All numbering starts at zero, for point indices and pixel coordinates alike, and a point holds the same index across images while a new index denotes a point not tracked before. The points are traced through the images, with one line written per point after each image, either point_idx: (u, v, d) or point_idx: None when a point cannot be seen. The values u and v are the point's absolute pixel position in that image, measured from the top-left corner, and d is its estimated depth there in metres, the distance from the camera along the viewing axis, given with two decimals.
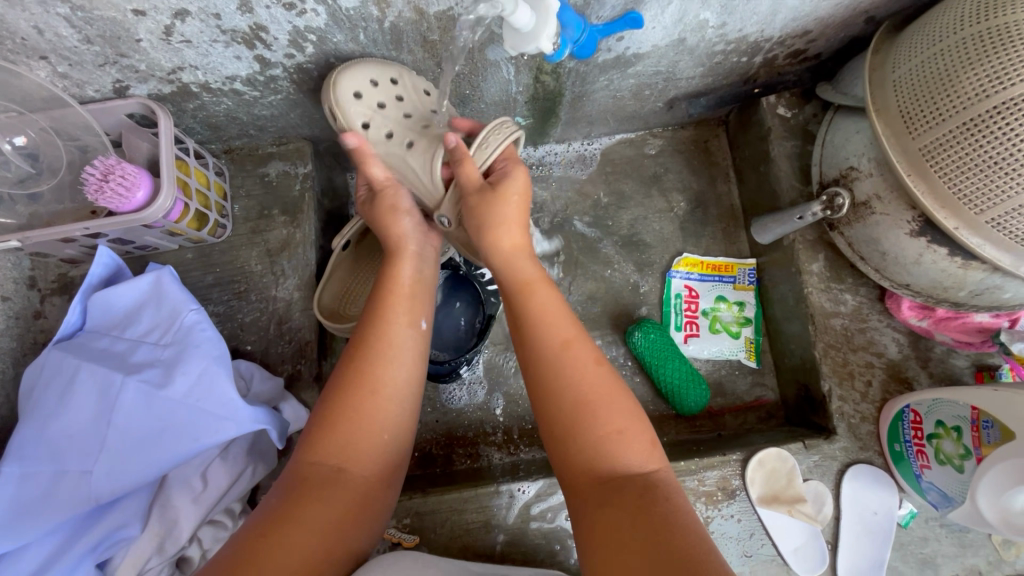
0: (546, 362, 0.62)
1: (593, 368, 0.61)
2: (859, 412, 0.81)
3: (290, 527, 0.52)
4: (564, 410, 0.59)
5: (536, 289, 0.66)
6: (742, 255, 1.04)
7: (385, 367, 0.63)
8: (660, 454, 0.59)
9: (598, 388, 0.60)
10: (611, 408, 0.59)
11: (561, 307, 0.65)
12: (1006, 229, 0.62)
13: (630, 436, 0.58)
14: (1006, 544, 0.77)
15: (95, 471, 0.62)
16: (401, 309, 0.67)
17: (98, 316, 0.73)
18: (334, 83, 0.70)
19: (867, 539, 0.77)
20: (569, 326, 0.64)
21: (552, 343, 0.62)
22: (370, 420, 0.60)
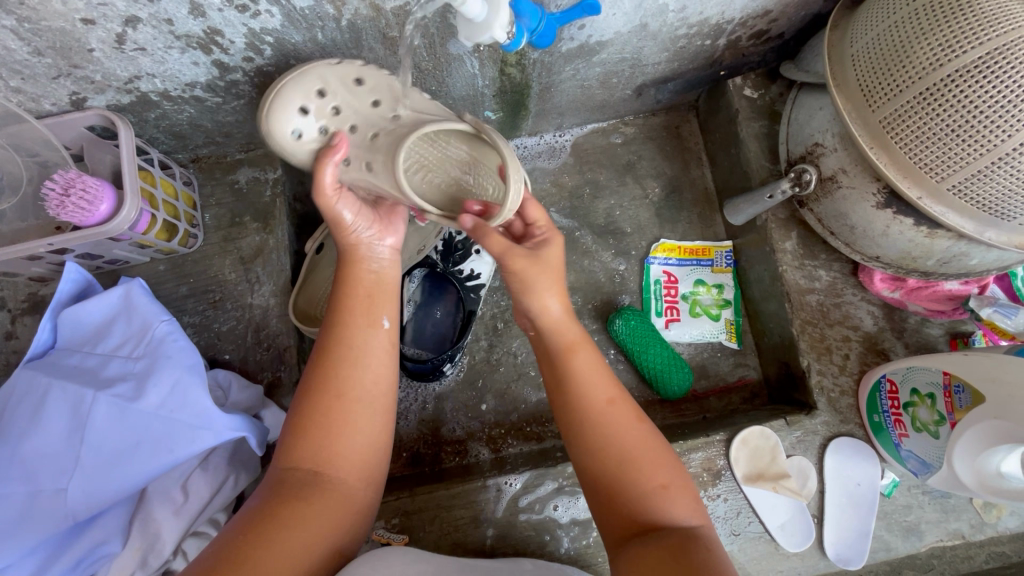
0: (590, 418, 0.60)
1: (636, 425, 0.60)
2: (838, 385, 0.82)
3: (285, 544, 0.52)
4: (609, 462, 0.58)
5: (577, 351, 0.63)
6: (718, 238, 1.05)
7: (350, 371, 0.62)
8: (703, 510, 0.58)
9: (643, 444, 0.59)
10: (656, 463, 0.58)
11: (604, 365, 0.64)
12: (966, 195, 0.63)
13: (675, 492, 0.58)
14: (987, 507, 0.79)
15: (70, 489, 0.61)
16: (361, 311, 0.65)
17: (70, 333, 0.72)
18: (268, 114, 0.64)
19: (852, 511, 0.78)
20: (612, 385, 0.63)
21: (598, 401, 0.61)
22: (343, 426, 0.60)
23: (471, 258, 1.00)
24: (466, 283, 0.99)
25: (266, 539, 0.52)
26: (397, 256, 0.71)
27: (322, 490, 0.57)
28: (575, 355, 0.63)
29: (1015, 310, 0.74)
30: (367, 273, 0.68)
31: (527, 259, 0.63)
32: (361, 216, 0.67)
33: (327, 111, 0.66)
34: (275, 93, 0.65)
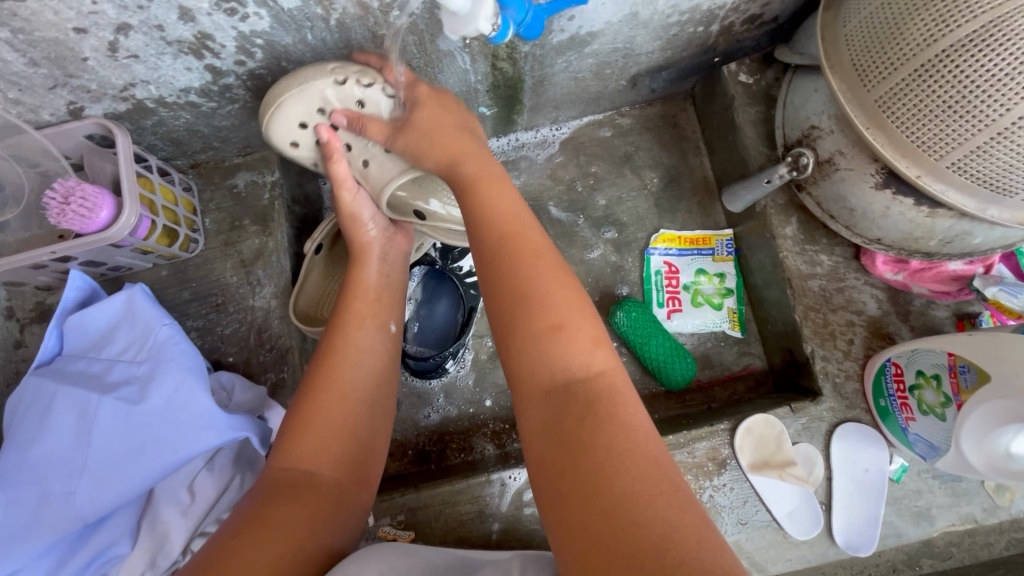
0: (489, 254, 0.59)
1: (535, 264, 0.57)
2: (843, 370, 0.81)
3: (272, 525, 0.53)
4: (507, 300, 0.57)
5: (484, 192, 0.62)
6: (719, 227, 1.04)
7: (350, 371, 0.65)
8: (609, 352, 0.54)
9: (546, 282, 0.56)
10: (552, 302, 0.55)
11: (515, 203, 0.62)
12: (966, 172, 0.62)
13: (572, 332, 0.54)
14: (1000, 490, 0.77)
15: (79, 491, 0.62)
16: (369, 315, 0.70)
17: (75, 339, 0.74)
18: (273, 122, 0.70)
19: (861, 497, 0.77)
20: (513, 222, 0.60)
21: (495, 236, 0.59)
22: (337, 421, 0.62)
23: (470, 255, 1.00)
24: (465, 280, 0.98)
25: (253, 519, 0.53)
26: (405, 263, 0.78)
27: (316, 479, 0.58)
28: (479, 190, 0.63)
29: (1020, 290, 0.74)
30: (373, 279, 0.73)
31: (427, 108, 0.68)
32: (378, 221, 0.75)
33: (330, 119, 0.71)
34: (293, 89, 0.69)
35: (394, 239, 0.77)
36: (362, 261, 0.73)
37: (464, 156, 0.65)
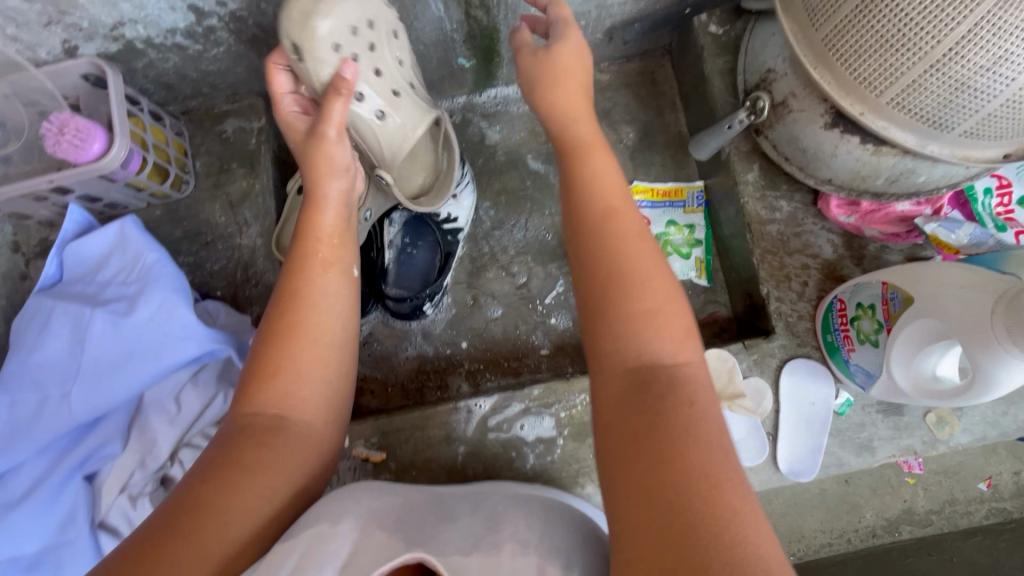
0: (592, 221, 0.60)
1: (635, 240, 0.58)
2: (796, 310, 0.85)
3: (237, 478, 0.51)
4: (602, 273, 0.57)
5: (590, 158, 0.65)
6: (690, 179, 1.07)
7: (313, 315, 0.62)
8: (695, 347, 0.54)
9: (642, 260, 0.57)
10: (648, 282, 0.55)
11: (619, 181, 0.64)
12: (905, 107, 0.65)
13: (664, 320, 0.54)
14: (940, 424, 0.80)
15: (74, 393, 0.69)
16: (327, 256, 0.66)
17: (75, 266, 0.80)
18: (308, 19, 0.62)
19: (805, 427, 0.81)
20: (619, 197, 0.62)
21: (602, 207, 0.61)
22: (305, 366, 0.59)
23: (449, 202, 1.02)
24: (443, 227, 1.03)
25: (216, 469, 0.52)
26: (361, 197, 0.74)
27: (272, 425, 0.56)
28: (588, 158, 0.65)
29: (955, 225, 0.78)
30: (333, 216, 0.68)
31: (581, 80, 0.70)
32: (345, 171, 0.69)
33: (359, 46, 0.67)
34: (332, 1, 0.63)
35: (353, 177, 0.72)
36: (317, 199, 0.67)
37: (583, 114, 0.68)
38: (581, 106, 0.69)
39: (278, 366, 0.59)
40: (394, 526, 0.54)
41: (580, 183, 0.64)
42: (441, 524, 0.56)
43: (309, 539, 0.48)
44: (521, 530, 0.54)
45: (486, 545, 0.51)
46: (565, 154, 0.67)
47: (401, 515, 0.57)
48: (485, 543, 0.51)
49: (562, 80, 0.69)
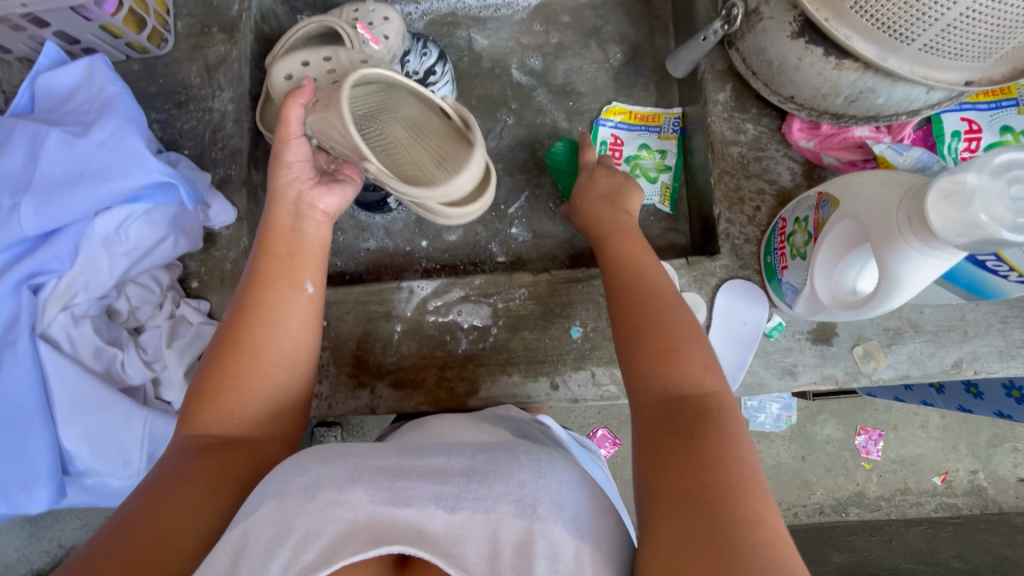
0: (626, 283, 0.66)
1: (673, 310, 0.61)
2: (744, 233, 0.85)
3: (178, 495, 0.52)
4: (627, 325, 0.62)
5: (618, 243, 0.73)
6: (670, 106, 1.06)
7: (264, 333, 0.62)
8: (722, 381, 0.56)
9: (678, 329, 0.59)
10: (688, 340, 0.58)
11: (645, 247, 0.71)
12: (868, 12, 0.63)
13: (685, 356, 0.57)
14: (866, 358, 0.81)
15: (24, 205, 0.71)
16: (284, 274, 0.66)
17: (43, 98, 0.80)
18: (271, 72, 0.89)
19: (732, 344, 0.83)
20: (648, 266, 0.68)
21: (619, 278, 0.67)
22: (249, 383, 0.60)
23: None
24: None
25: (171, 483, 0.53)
26: (328, 218, 0.71)
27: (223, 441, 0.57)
28: (615, 239, 0.74)
29: (905, 147, 0.72)
30: (288, 226, 0.68)
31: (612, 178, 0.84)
32: (302, 167, 0.71)
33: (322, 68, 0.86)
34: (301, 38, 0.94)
35: (324, 193, 0.70)
36: (275, 203, 0.69)
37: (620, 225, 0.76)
38: (603, 202, 0.81)
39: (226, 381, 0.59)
40: (379, 492, 0.48)
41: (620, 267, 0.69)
42: (434, 471, 0.51)
43: (252, 533, 0.46)
44: (518, 467, 0.50)
45: (477, 500, 0.48)
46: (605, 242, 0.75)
47: (394, 468, 0.51)
48: (473, 494, 0.48)
49: (596, 186, 0.84)
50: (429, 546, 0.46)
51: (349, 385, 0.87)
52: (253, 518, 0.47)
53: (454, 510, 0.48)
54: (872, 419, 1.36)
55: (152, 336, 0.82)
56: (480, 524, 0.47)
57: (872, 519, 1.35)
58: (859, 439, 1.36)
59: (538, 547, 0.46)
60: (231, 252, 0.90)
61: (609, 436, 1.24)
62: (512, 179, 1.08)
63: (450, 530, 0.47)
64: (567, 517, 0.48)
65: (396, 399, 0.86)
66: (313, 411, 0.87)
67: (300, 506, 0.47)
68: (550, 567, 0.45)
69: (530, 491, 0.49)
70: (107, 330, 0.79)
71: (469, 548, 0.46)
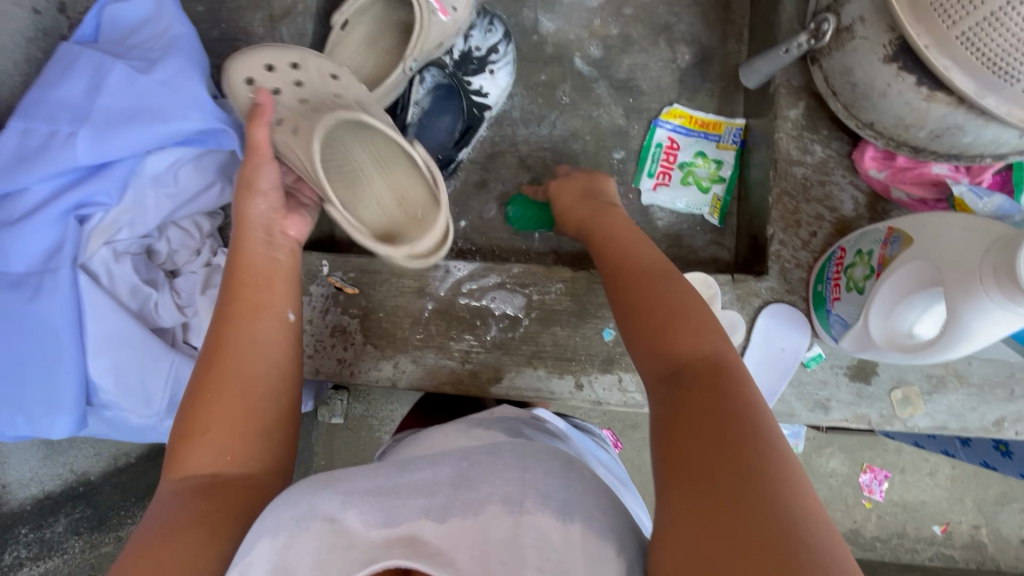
0: (614, 284, 0.63)
1: (666, 282, 0.59)
2: (796, 258, 0.82)
3: (182, 534, 0.49)
4: (631, 318, 0.58)
5: (607, 236, 0.71)
6: (733, 116, 1.02)
7: (243, 358, 0.61)
8: (729, 344, 0.53)
9: (683, 298, 0.57)
10: (683, 307, 0.56)
11: (638, 241, 0.68)
12: (973, 45, 0.60)
13: (685, 329, 0.54)
14: (903, 403, 0.79)
15: (80, 134, 0.71)
16: (260, 302, 0.65)
17: (108, 30, 0.80)
18: (227, 66, 0.78)
19: (768, 369, 0.80)
20: (639, 251, 0.66)
21: (615, 269, 0.64)
22: (233, 412, 0.58)
23: (483, 76, 1.02)
24: (472, 97, 1.02)
25: (170, 516, 0.51)
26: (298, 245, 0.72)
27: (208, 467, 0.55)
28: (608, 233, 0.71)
29: (988, 192, 0.68)
30: (262, 254, 0.68)
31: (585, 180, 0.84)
32: (269, 194, 0.70)
33: (286, 82, 0.78)
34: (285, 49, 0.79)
35: (285, 220, 0.71)
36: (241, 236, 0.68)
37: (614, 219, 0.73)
38: (577, 198, 0.81)
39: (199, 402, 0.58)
40: (372, 516, 0.49)
41: (610, 259, 0.67)
42: (422, 485, 0.52)
43: (251, 568, 0.46)
44: (501, 466, 0.51)
45: (467, 509, 0.48)
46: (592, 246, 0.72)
47: (382, 492, 0.51)
48: (461, 501, 0.49)
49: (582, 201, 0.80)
50: (424, 553, 0.46)
51: (374, 357, 0.86)
52: (253, 552, 0.47)
53: (444, 519, 0.48)
54: (879, 459, 1.30)
55: (187, 282, 0.83)
56: (471, 526, 0.47)
57: (864, 558, 1.29)
58: (863, 477, 1.30)
59: (526, 536, 0.45)
60: None
61: (611, 436, 1.22)
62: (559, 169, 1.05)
63: (440, 539, 0.47)
64: (555, 505, 0.47)
65: (419, 375, 0.85)
66: (334, 376, 0.87)
67: (298, 534, 0.47)
68: (540, 556, 0.44)
69: (516, 485, 0.49)
70: (146, 270, 0.80)
71: (462, 548, 0.46)
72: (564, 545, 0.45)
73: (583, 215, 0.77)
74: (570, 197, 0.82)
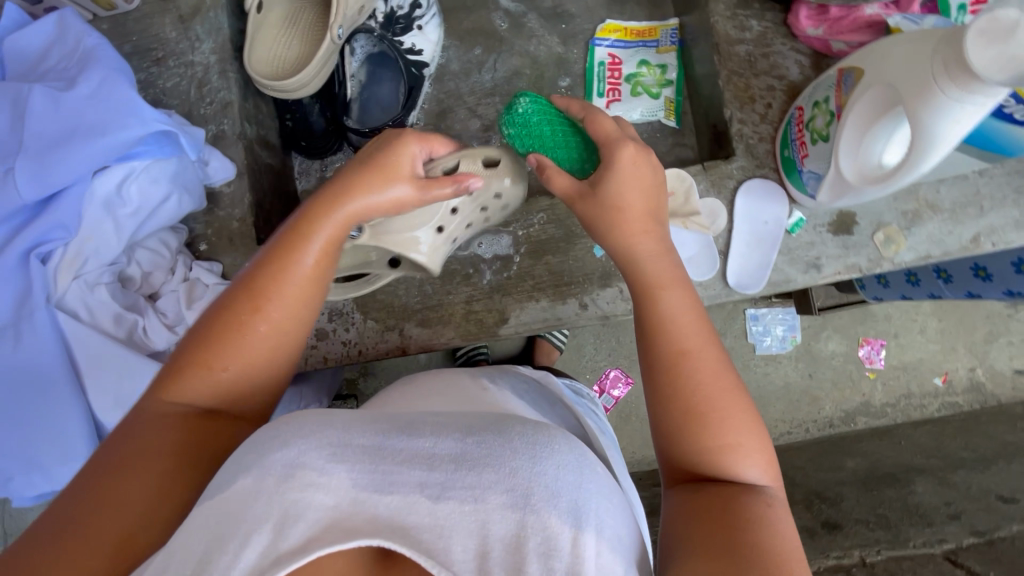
0: (663, 371, 0.54)
1: (718, 371, 0.54)
2: (758, 133, 0.84)
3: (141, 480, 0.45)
4: (677, 418, 0.53)
5: (661, 295, 0.58)
6: (665, 19, 1.03)
7: (283, 321, 0.54)
8: (774, 479, 0.52)
9: (733, 405, 0.52)
10: (732, 418, 0.52)
11: (694, 316, 0.57)
12: None
13: (742, 453, 0.51)
14: (887, 243, 0.82)
15: (17, 169, 0.68)
16: (317, 273, 0.57)
17: (12, 60, 0.75)
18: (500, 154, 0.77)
19: (756, 243, 0.83)
20: (700, 335, 0.56)
21: (671, 351, 0.55)
22: (249, 366, 0.52)
23: (413, 33, 1.00)
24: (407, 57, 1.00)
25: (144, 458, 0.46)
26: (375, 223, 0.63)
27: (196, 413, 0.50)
28: (661, 299, 0.58)
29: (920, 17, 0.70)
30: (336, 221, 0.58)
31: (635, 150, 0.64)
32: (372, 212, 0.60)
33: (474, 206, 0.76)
34: (512, 172, 0.78)
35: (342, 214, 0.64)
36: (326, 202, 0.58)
37: (655, 249, 0.61)
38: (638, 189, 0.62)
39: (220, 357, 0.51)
40: (362, 476, 0.41)
41: (662, 332, 0.56)
42: (416, 458, 0.43)
43: (215, 510, 0.40)
44: (508, 452, 0.43)
45: (463, 490, 0.41)
46: (637, 287, 0.60)
47: (376, 450, 0.43)
48: (462, 483, 0.42)
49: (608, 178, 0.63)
50: (411, 541, 0.39)
51: (377, 330, 0.86)
52: (224, 494, 0.40)
53: (440, 499, 0.41)
54: (872, 330, 1.36)
55: (169, 301, 0.80)
56: (467, 517, 0.40)
57: (880, 426, 1.34)
58: (862, 351, 1.36)
59: (531, 543, 0.39)
60: (236, 212, 0.88)
61: (620, 376, 1.29)
62: None
63: (434, 530, 0.39)
64: (565, 506, 0.41)
65: (427, 336, 0.86)
66: (345, 359, 0.87)
67: (272, 489, 0.39)
68: (544, 564, 0.38)
69: (524, 479, 0.42)
70: (123, 295, 0.77)
71: (454, 544, 0.39)
72: (573, 555, 0.38)
73: (638, 206, 0.62)
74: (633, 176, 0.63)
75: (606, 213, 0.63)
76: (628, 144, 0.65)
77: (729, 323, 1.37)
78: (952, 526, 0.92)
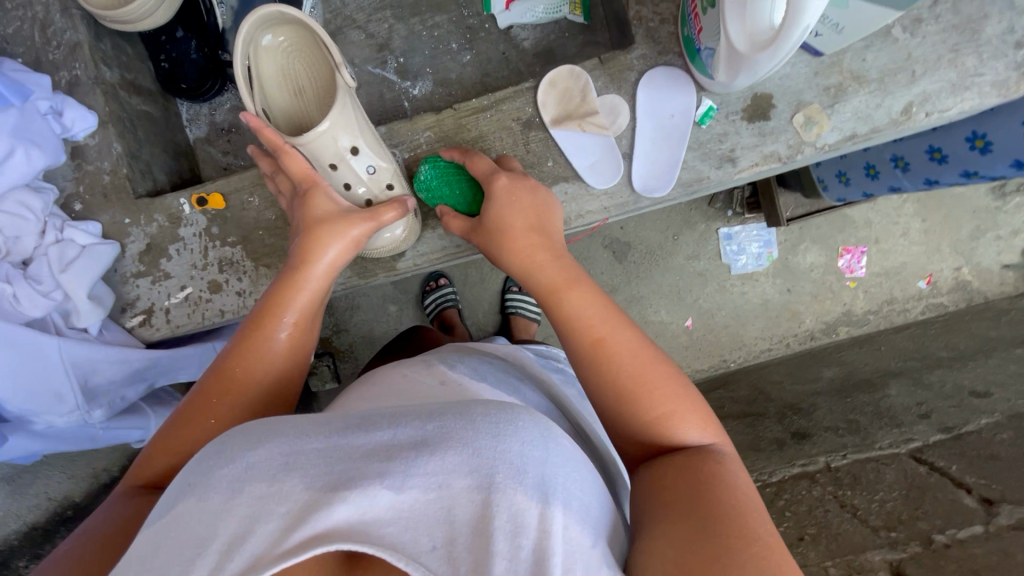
0: (585, 365, 0.49)
1: (636, 358, 0.48)
2: (658, 14, 0.75)
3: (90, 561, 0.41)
4: (611, 405, 0.48)
5: (563, 299, 0.53)
6: None
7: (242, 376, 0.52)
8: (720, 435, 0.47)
9: (649, 377, 0.47)
10: (653, 393, 0.47)
11: (603, 307, 0.51)
12: None
13: (682, 419, 0.46)
14: (808, 125, 0.73)
15: None
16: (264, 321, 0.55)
17: None
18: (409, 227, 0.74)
19: (663, 140, 0.75)
20: (603, 320, 0.50)
21: (586, 342, 0.50)
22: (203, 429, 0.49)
23: None
24: None
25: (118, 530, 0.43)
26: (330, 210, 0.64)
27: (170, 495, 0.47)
28: (562, 302, 0.53)
29: None
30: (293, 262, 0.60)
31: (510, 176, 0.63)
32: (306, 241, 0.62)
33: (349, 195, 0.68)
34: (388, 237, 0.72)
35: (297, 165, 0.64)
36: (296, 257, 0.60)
37: (541, 259, 0.56)
38: (528, 200, 0.61)
39: (191, 438, 0.49)
40: (315, 478, 0.35)
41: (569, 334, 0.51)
42: (374, 449, 0.36)
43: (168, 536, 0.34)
44: (472, 434, 0.37)
45: (427, 478, 0.35)
46: (538, 300, 0.55)
47: (335, 451, 0.36)
48: (419, 469, 0.35)
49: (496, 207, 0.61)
50: (375, 539, 0.33)
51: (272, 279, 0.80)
52: (168, 517, 0.35)
53: (402, 490, 0.34)
54: (852, 238, 1.20)
55: (41, 266, 0.74)
56: (432, 506, 0.34)
57: (862, 334, 1.21)
58: (842, 261, 1.21)
59: (498, 522, 0.33)
60: (105, 163, 0.82)
61: None
62: (404, 26, 0.95)
63: (396, 524, 0.34)
64: (532, 481, 0.35)
65: None
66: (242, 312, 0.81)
67: (217, 506, 0.34)
68: (513, 545, 0.33)
69: (489, 459, 0.35)
70: None
71: (421, 534, 0.33)
72: (540, 529, 0.34)
73: (518, 227, 0.59)
74: (523, 204, 0.60)
75: (496, 238, 0.59)
76: (501, 173, 0.63)
77: (702, 245, 1.22)
78: (921, 425, 0.83)
